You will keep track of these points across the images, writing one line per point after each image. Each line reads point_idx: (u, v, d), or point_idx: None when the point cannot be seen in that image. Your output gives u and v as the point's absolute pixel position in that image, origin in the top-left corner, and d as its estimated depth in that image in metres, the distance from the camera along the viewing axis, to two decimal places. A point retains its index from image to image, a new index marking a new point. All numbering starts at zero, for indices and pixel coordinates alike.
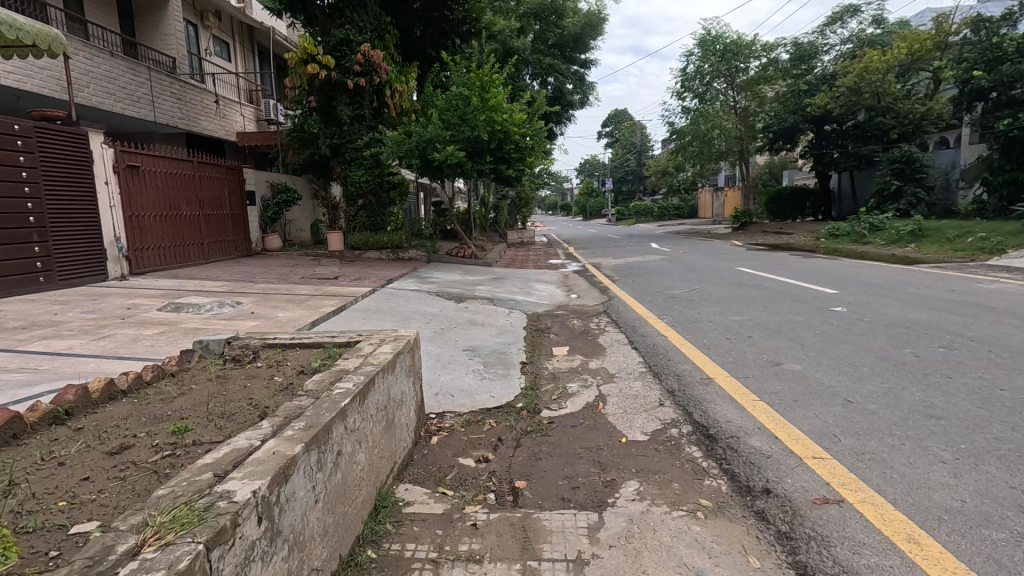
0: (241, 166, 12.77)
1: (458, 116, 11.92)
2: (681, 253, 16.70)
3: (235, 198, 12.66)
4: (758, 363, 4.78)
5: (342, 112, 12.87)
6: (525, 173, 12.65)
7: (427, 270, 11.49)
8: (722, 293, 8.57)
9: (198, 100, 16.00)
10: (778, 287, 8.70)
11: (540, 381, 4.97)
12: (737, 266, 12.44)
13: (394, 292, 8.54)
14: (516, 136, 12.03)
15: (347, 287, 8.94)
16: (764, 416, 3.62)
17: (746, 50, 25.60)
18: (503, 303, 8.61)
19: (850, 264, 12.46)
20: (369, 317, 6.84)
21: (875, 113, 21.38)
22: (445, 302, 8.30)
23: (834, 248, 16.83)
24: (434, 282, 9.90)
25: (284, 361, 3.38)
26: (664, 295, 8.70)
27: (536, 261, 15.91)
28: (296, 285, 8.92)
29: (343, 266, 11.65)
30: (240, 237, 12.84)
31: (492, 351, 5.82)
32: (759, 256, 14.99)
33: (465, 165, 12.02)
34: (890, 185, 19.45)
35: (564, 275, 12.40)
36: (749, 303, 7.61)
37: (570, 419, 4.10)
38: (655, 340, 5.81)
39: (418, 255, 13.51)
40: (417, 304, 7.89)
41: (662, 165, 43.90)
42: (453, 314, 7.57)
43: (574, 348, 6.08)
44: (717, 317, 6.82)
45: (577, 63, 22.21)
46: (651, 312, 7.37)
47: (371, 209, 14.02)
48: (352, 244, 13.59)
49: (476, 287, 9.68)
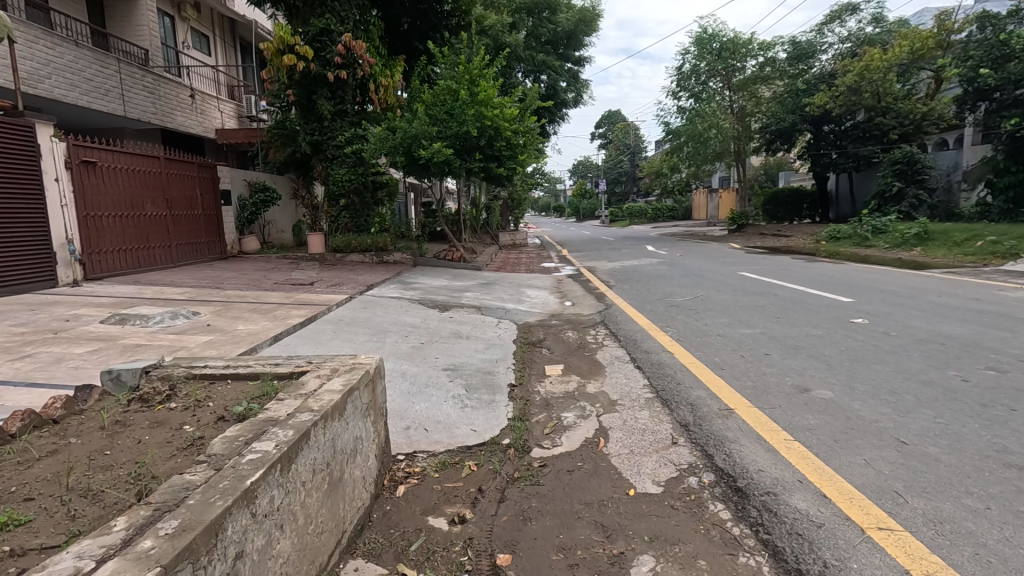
0: (215, 163, 12.00)
1: (445, 110, 11.22)
2: (679, 256, 16.08)
3: (209, 196, 11.90)
4: (782, 389, 4.12)
5: (322, 106, 12.14)
6: (517, 172, 11.97)
7: (412, 275, 10.79)
8: (728, 301, 7.94)
9: (173, 95, 15.21)
10: (787, 295, 8.07)
11: (530, 409, 4.29)
12: (739, 270, 11.84)
13: (373, 300, 7.83)
14: (507, 133, 11.35)
15: (321, 294, 8.22)
16: (805, 465, 2.95)
17: (743, 49, 25.06)
18: (492, 312, 7.92)
19: (857, 269, 11.90)
20: (340, 330, 6.12)
21: (875, 113, 20.93)
22: (429, 311, 7.60)
23: (837, 252, 16.28)
24: (418, 288, 9.20)
25: (205, 401, 2.66)
26: (665, 304, 8.05)
27: (528, 264, 15.24)
28: (266, 292, 8.18)
29: (322, 270, 10.92)
30: (214, 239, 12.07)
31: (477, 371, 5.12)
32: (760, 260, 14.41)
33: (453, 163, 11.33)
34: (892, 186, 18.95)
35: (557, 280, 11.74)
36: (759, 313, 6.97)
37: (566, 462, 3.42)
38: (660, 358, 5.14)
39: (404, 258, 12.80)
40: (397, 314, 7.19)
41: (656, 166, 43.37)
42: (435, 325, 6.87)
43: (569, 366, 5.40)
44: (727, 329, 6.17)
45: (571, 60, 21.57)
46: (653, 324, 6.70)
47: (354, 210, 13.26)
48: (334, 246, 12.85)
49: (463, 294, 8.99)
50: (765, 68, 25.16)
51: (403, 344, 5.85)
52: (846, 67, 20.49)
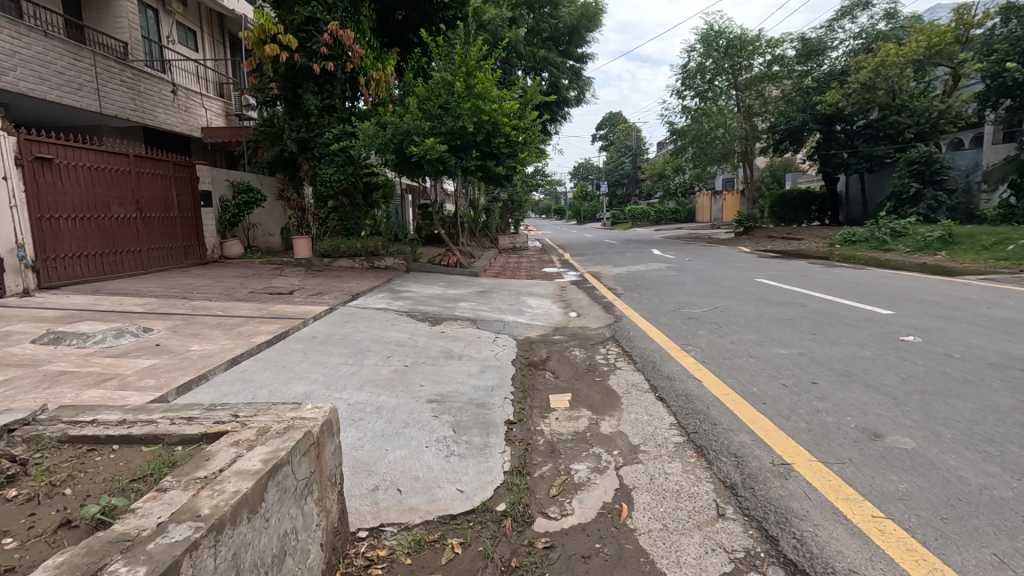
0: (194, 161, 11.20)
1: (440, 104, 10.40)
2: (688, 261, 15.21)
3: (187, 197, 11.10)
4: (848, 435, 3.28)
5: (308, 101, 11.37)
6: (517, 171, 11.15)
7: (403, 282, 9.99)
8: (752, 313, 7.10)
9: (154, 90, 14.43)
10: (818, 306, 7.26)
11: (532, 457, 3.45)
12: (755, 277, 11.01)
13: (356, 313, 6.99)
14: (507, 129, 10.52)
15: (299, 305, 7.39)
16: (915, 566, 2.14)
17: (750, 46, 24.28)
18: (488, 325, 7.11)
19: (882, 274, 11.09)
20: (311, 349, 5.28)
21: (889, 112, 20.17)
22: (417, 325, 6.77)
23: (853, 256, 15.48)
24: (408, 298, 8.35)
25: (60, 489, 1.84)
26: (682, 316, 7.23)
27: (529, 270, 14.40)
28: (237, 303, 7.36)
29: (306, 277, 10.11)
30: (192, 243, 11.26)
31: (469, 403, 4.29)
32: (775, 265, 13.55)
33: (448, 161, 10.53)
34: (909, 187, 18.14)
35: (560, 286, 10.93)
36: (792, 328, 6.12)
37: (579, 543, 2.60)
38: (687, 388, 4.32)
39: (396, 264, 12.00)
40: (381, 329, 6.36)
41: (659, 168, 42.49)
42: (424, 342, 6.04)
43: (577, 396, 4.55)
44: (759, 349, 5.34)
45: (572, 58, 20.80)
46: (671, 341, 5.89)
47: (344, 212, 12.47)
48: (322, 251, 12.03)
49: (458, 304, 8.17)
50: (772, 66, 24.39)
51: (385, 367, 5.02)
52: (860, 64, 19.69)
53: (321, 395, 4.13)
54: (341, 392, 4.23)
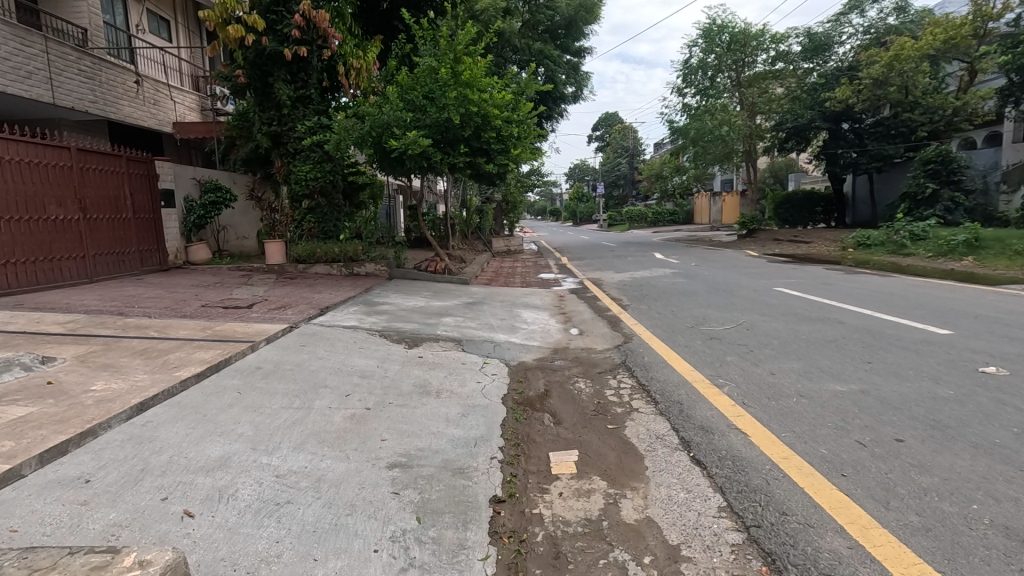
0: (152, 157, 10.13)
1: (424, 94, 9.31)
2: (694, 266, 14.17)
3: (144, 196, 10.01)
4: (997, 547, 2.22)
5: (280, 91, 10.33)
6: (510, 169, 10.02)
7: (383, 292, 8.92)
8: (784, 334, 6.06)
9: (118, 81, 13.31)
10: (859, 324, 6.27)
11: (527, 569, 2.39)
12: (773, 285, 10.00)
13: (318, 334, 5.89)
14: (498, 121, 9.42)
15: (253, 323, 6.27)
16: None
17: (753, 42, 23.36)
18: (476, 346, 6.07)
19: (912, 282, 10.10)
20: (249, 386, 4.19)
21: (902, 109, 19.37)
22: (390, 349, 5.68)
23: (869, 261, 14.57)
24: (384, 312, 7.25)
25: None
26: (703, 336, 6.17)
27: (524, 276, 13.35)
28: (181, 320, 6.25)
29: (274, 287, 9.02)
30: (150, 247, 10.13)
31: (443, 469, 3.23)
32: (790, 271, 12.50)
33: (432, 157, 9.44)
34: (924, 188, 17.23)
35: (558, 295, 9.90)
36: (839, 354, 5.11)
37: None
38: (734, 451, 3.25)
39: (378, 270, 10.92)
40: (346, 355, 5.29)
41: (657, 168, 41.49)
42: (395, 372, 4.96)
43: (587, 454, 3.49)
44: (809, 385, 4.29)
45: (569, 52, 19.83)
46: (698, 371, 4.84)
47: (321, 213, 11.41)
48: (296, 256, 10.99)
49: (443, 319, 7.13)
50: (777, 63, 23.44)
51: (340, 412, 3.94)
52: (870, 58, 18.76)
53: (241, 461, 3.05)
54: (272, 455, 3.16)
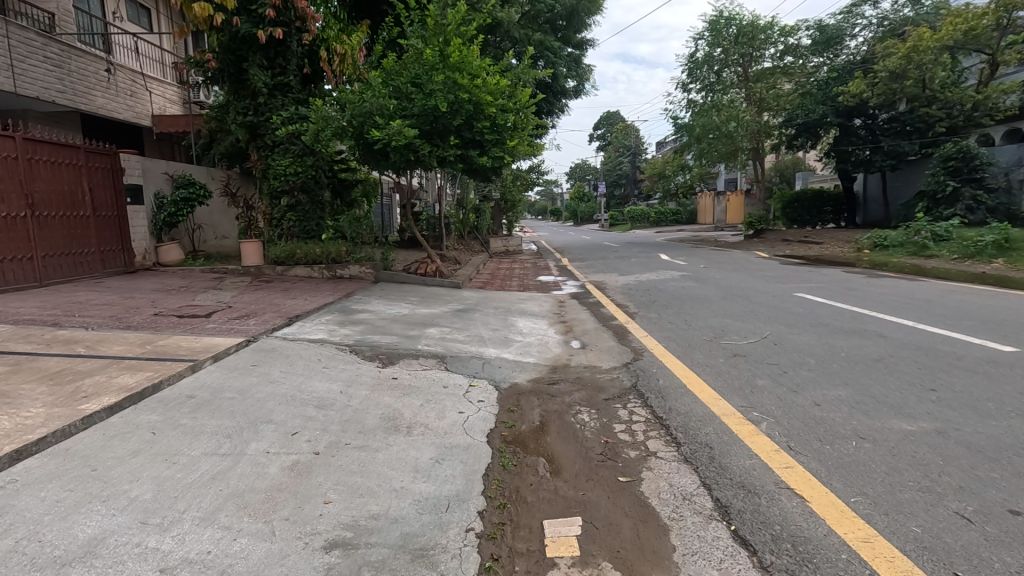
0: (116, 149, 9.35)
1: (410, 79, 8.48)
2: (702, 269, 13.30)
3: (105, 192, 9.21)
4: None
5: (254, 77, 9.53)
6: (505, 163, 9.15)
7: (364, 298, 8.10)
8: (820, 350, 5.21)
9: (89, 71, 12.48)
10: (907, 338, 5.43)
11: None
12: (793, 290, 9.18)
13: (277, 351, 5.03)
14: (492, 109, 8.56)
15: (204, 336, 5.41)
16: None
17: (761, 35, 22.48)
18: (462, 364, 5.24)
19: (944, 287, 9.31)
20: (170, 423, 3.35)
21: (918, 103, 18.56)
22: (359, 369, 4.84)
23: (888, 263, 13.75)
24: (361, 322, 6.40)
25: None
26: (726, 353, 5.32)
27: (523, 278, 12.54)
28: (122, 332, 5.41)
29: (244, 292, 8.19)
30: (112, 247, 9.33)
31: (399, 551, 2.39)
32: (808, 274, 11.62)
33: (419, 149, 8.60)
34: (945, 186, 16.38)
35: (559, 300, 9.09)
36: (893, 378, 4.29)
37: None
38: (792, 529, 2.41)
39: (363, 273, 10.10)
40: (305, 378, 4.46)
41: (660, 168, 40.59)
42: (360, 402, 4.11)
43: (593, 523, 2.66)
44: (870, 423, 3.44)
45: (571, 44, 19.03)
46: (728, 401, 3.99)
47: (302, 211, 10.60)
48: (274, 257, 10.17)
49: (427, 329, 6.30)
50: (786, 57, 22.60)
51: (278, 460, 3.10)
52: (886, 50, 17.96)
53: (117, 547, 2.23)
54: (165, 535, 2.33)
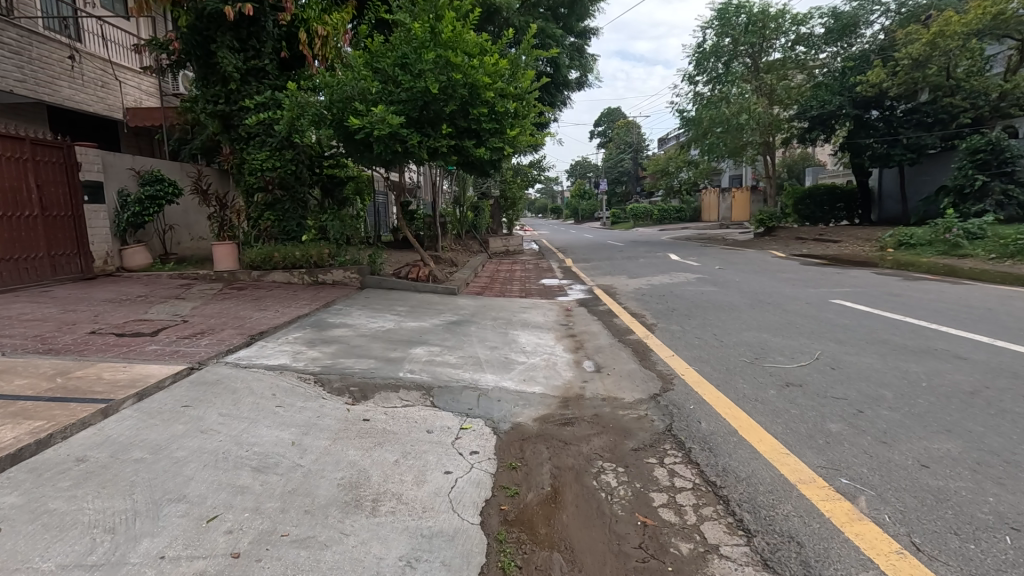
0: (71, 142, 8.39)
1: (396, 60, 7.47)
2: (718, 270, 12.27)
3: (57, 190, 8.26)
4: None
5: (224, 60, 8.52)
6: (505, 155, 8.16)
7: (344, 309, 7.10)
8: (896, 378, 4.22)
9: (52, 59, 11.42)
10: (994, 362, 4.47)
11: None
12: (828, 295, 8.20)
13: (222, 384, 4.04)
14: (490, 93, 7.54)
15: (136, 362, 4.40)
16: None
17: (772, 24, 21.41)
18: (452, 398, 4.25)
19: (995, 291, 8.34)
20: (32, 511, 2.37)
21: (941, 93, 17.56)
22: (322, 409, 3.84)
23: (918, 263, 12.77)
24: (334, 342, 5.39)
25: None
26: (777, 381, 4.33)
27: (524, 282, 11.55)
28: (35, 359, 4.40)
29: (208, 302, 7.23)
30: (64, 251, 8.38)
31: None
32: (836, 276, 10.62)
33: (407, 139, 7.59)
34: (974, 181, 15.34)
35: (565, 309, 8.11)
36: (1006, 423, 3.33)
37: None
38: None
39: (347, 278, 9.11)
40: (249, 424, 3.47)
41: (663, 164, 39.48)
42: (314, 461, 3.13)
43: None
44: (1017, 504, 2.47)
45: (573, 32, 17.97)
46: (802, 461, 3.00)
47: (281, 209, 9.64)
48: (249, 261, 9.19)
49: (413, 349, 5.32)
50: (798, 47, 21.53)
51: (175, 571, 2.13)
52: (909, 36, 16.93)
53: None
54: None
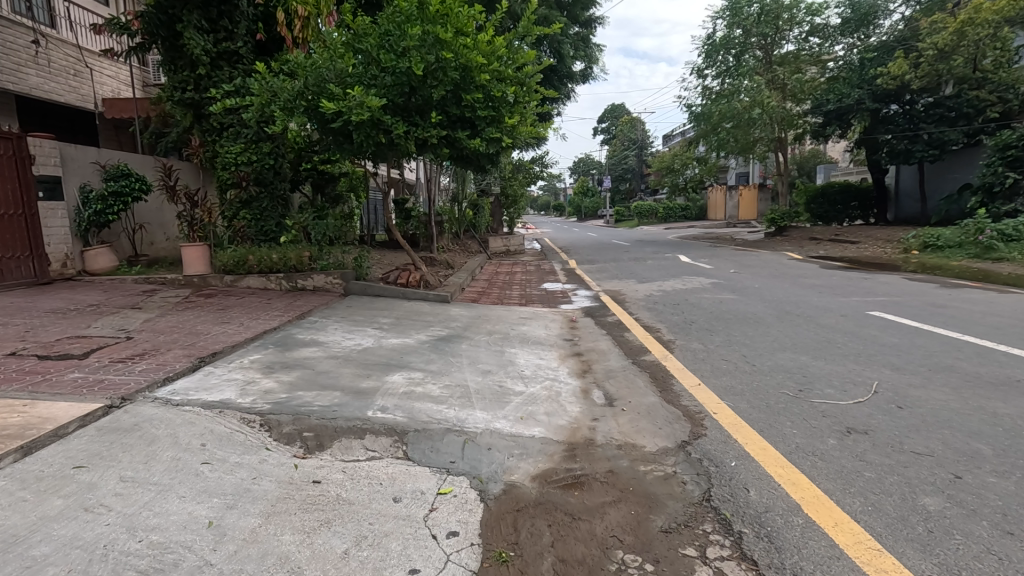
0: (22, 132, 7.60)
1: (379, 38, 6.65)
2: (734, 275, 11.39)
3: (6, 185, 7.48)
4: None
5: (190, 42, 7.71)
6: (503, 146, 7.31)
7: (317, 322, 6.24)
8: (986, 427, 3.36)
9: (20, 44, 10.60)
10: None
11: None
12: (864, 306, 7.31)
13: (139, 431, 3.20)
14: (487, 76, 6.70)
15: (41, 399, 3.56)
16: None
17: (786, 14, 20.40)
18: (430, 447, 3.38)
19: None
20: None
21: (967, 86, 16.65)
22: (260, 467, 3.00)
23: (950, 267, 11.86)
24: (296, 367, 4.53)
25: None
26: (837, 426, 3.48)
27: (523, 287, 10.67)
28: None
29: (166, 312, 6.41)
30: (15, 252, 7.61)
31: None
32: (864, 282, 9.76)
33: (391, 128, 6.72)
34: (1005, 178, 14.40)
35: (570, 321, 7.24)
36: None
37: None
38: None
39: (328, 283, 8.25)
40: (156, 495, 2.63)
41: (668, 162, 38.44)
42: (230, 557, 2.29)
43: None
44: None
45: (578, 22, 17.03)
46: (904, 568, 2.15)
47: (258, 207, 8.82)
48: (222, 265, 8.37)
49: (390, 377, 4.46)
50: (812, 39, 20.54)
51: None
52: (934, 24, 16.03)
53: None
54: None
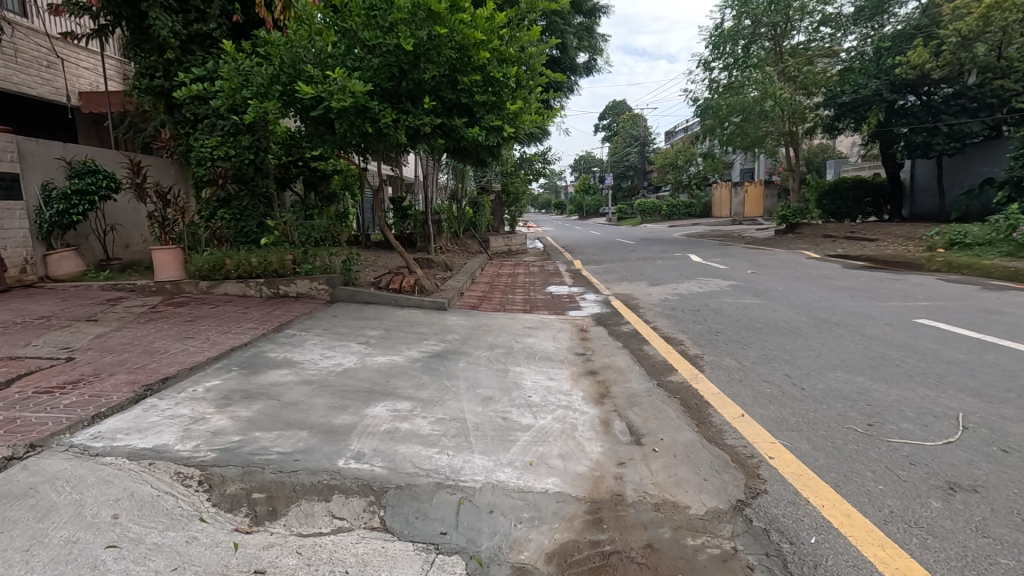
0: None
1: (365, 14, 5.89)
2: (752, 276, 10.62)
3: None
4: None
5: (157, 22, 6.97)
6: (505, 135, 6.56)
7: (295, 336, 5.48)
8: None
9: None
10: None
11: None
12: (907, 312, 6.55)
13: (34, 498, 2.45)
14: (485, 55, 5.96)
15: None
16: None
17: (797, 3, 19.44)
18: (415, 514, 2.61)
19: None
20: None
21: (990, 74, 15.98)
22: (185, 551, 2.24)
23: (983, 264, 11.09)
24: (259, 397, 3.78)
25: None
26: (934, 481, 2.73)
27: (527, 290, 9.90)
28: None
29: (124, 326, 5.65)
30: None
31: None
32: (896, 283, 9.00)
33: (378, 116, 5.95)
34: None
35: (580, 331, 6.47)
36: None
37: None
38: None
39: (312, 290, 7.49)
40: None
41: (671, 158, 37.56)
42: None
43: None
44: None
45: (582, 11, 16.24)
46: None
47: (237, 207, 8.06)
48: (196, 270, 7.59)
49: (370, 409, 3.70)
50: (824, 28, 19.73)
51: None
52: (956, 11, 15.27)
53: None
54: None
